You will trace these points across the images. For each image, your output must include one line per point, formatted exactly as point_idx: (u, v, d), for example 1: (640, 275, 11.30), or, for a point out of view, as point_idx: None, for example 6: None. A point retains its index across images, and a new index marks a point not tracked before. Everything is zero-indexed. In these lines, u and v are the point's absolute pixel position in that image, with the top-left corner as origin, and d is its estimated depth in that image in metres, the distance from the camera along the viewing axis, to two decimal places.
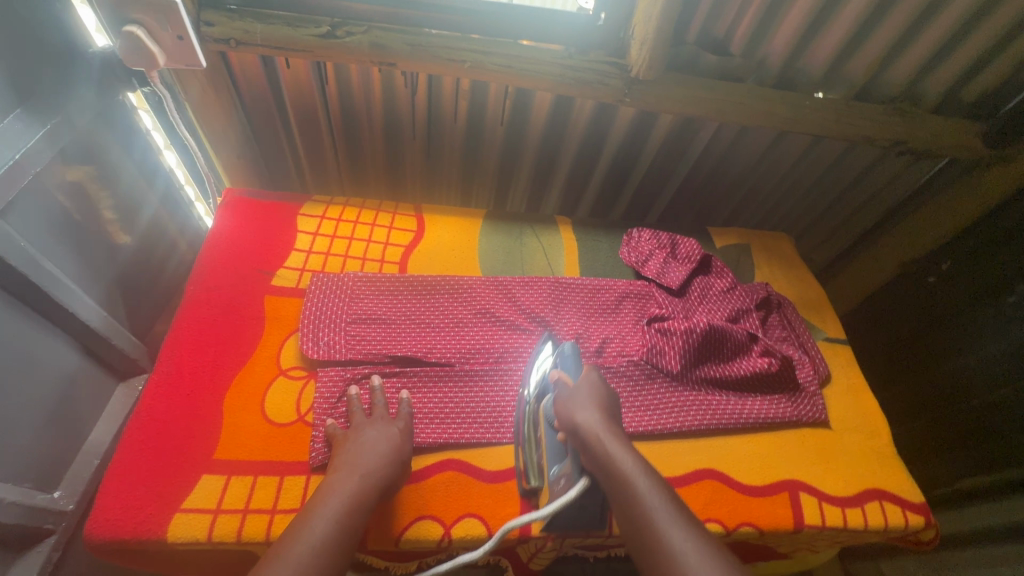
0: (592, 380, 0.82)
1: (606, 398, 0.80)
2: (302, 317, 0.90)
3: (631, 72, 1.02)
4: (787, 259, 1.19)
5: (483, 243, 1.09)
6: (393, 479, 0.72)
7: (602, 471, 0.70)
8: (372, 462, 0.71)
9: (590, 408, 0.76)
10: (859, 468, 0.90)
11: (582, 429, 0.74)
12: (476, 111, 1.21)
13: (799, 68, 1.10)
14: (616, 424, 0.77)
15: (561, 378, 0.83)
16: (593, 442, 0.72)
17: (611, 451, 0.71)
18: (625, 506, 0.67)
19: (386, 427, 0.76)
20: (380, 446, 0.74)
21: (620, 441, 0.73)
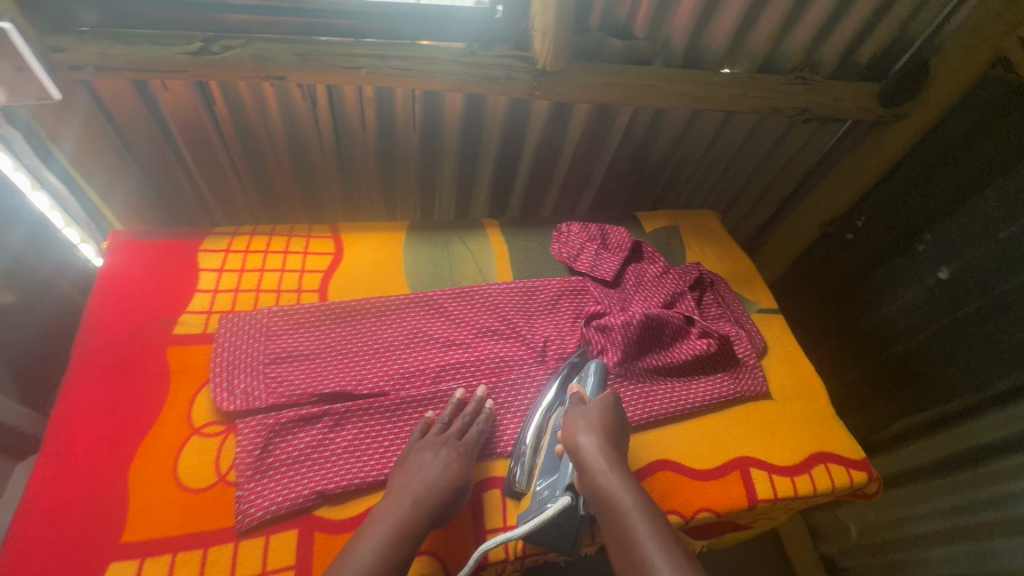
0: (606, 403, 0.80)
1: (613, 422, 0.78)
2: (211, 366, 0.82)
3: (538, 64, 0.99)
4: (715, 236, 1.21)
5: (409, 257, 1.03)
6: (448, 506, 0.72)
7: (594, 496, 0.69)
8: (419, 494, 0.71)
9: (592, 433, 0.74)
10: (803, 435, 0.93)
11: (580, 454, 0.73)
12: (386, 119, 1.15)
13: (703, 46, 1.11)
14: (618, 450, 0.75)
15: (579, 396, 0.83)
16: (590, 467, 0.71)
17: (607, 478, 0.69)
18: (615, 533, 0.65)
19: (434, 454, 0.75)
20: (426, 477, 0.72)
21: (620, 471, 0.71)
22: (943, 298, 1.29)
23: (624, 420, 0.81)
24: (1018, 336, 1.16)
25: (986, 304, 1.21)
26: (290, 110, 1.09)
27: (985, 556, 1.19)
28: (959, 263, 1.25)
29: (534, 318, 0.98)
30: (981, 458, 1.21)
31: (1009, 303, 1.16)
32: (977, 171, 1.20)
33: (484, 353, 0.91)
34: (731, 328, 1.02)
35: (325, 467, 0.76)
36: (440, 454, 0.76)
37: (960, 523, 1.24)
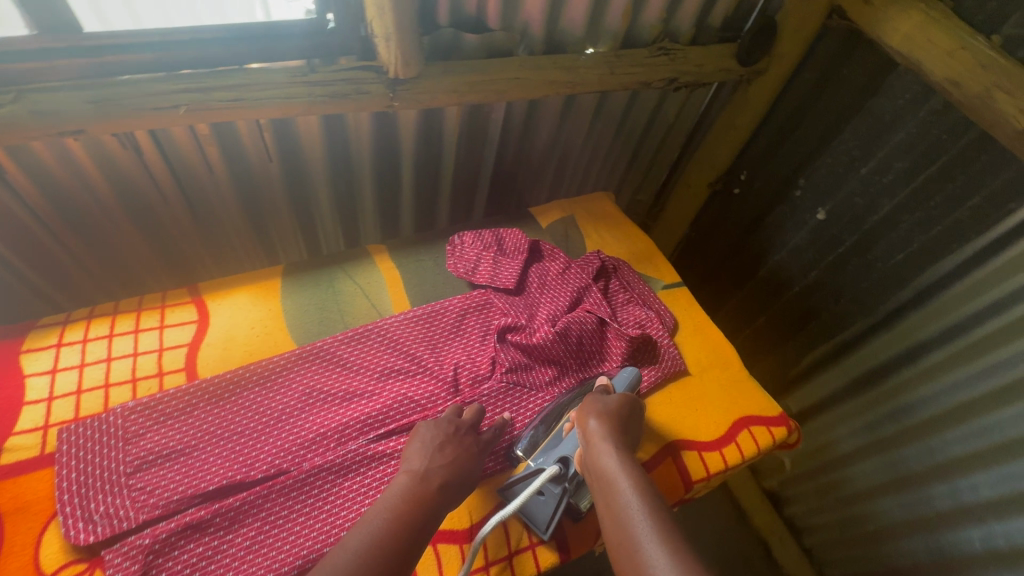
0: (626, 396, 0.85)
1: (624, 414, 0.81)
2: (56, 495, 0.68)
3: (389, 73, 0.90)
4: (611, 218, 1.20)
5: (288, 306, 0.92)
6: (459, 489, 0.73)
7: (595, 472, 0.74)
8: (441, 476, 0.71)
9: (601, 416, 0.79)
10: (724, 404, 0.95)
11: (587, 433, 0.78)
12: (235, 157, 1.01)
13: (561, 29, 1.07)
14: (626, 437, 0.78)
15: (604, 388, 0.88)
16: (594, 446, 0.76)
17: (608, 457, 0.73)
18: (608, 504, 0.69)
19: (452, 437, 0.76)
20: (448, 462, 0.73)
21: (623, 451, 0.75)
22: (825, 237, 1.38)
23: (638, 415, 0.84)
24: (892, 261, 1.25)
25: (861, 236, 1.30)
26: (111, 163, 0.92)
27: (897, 463, 1.30)
28: (832, 202, 1.33)
29: (440, 345, 0.91)
30: (880, 377, 1.32)
31: (880, 232, 1.25)
32: (833, 115, 1.27)
33: (392, 398, 0.83)
34: (642, 314, 1.02)
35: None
36: (459, 441, 0.77)
37: (873, 438, 1.35)
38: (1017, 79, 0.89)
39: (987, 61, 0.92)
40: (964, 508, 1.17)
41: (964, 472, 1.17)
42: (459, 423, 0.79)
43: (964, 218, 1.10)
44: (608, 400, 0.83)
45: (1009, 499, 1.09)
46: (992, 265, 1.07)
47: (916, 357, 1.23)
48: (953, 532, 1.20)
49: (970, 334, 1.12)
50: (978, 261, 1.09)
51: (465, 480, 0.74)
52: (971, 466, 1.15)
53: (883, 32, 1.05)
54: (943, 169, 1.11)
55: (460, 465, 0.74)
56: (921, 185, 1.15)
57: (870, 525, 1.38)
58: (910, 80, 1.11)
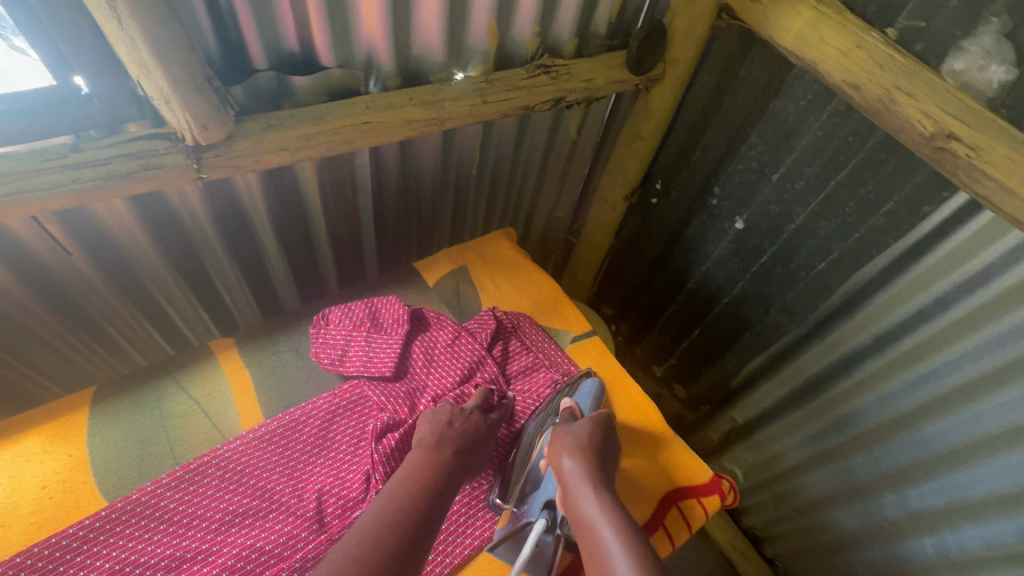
0: (598, 418, 0.79)
1: (600, 445, 0.75)
2: None
3: (187, 140, 0.71)
4: (509, 262, 1.05)
5: (97, 447, 0.72)
6: (472, 463, 0.74)
7: (574, 519, 0.67)
8: (455, 444, 0.73)
9: (577, 452, 0.73)
10: (648, 479, 0.83)
11: (563, 476, 0.71)
12: (18, 261, 0.80)
13: (416, 56, 0.91)
14: (605, 471, 0.72)
15: (571, 410, 0.82)
16: (572, 489, 0.69)
17: (587, 502, 0.67)
18: (592, 554, 0.62)
19: (457, 414, 0.77)
20: (460, 433, 0.74)
21: (602, 491, 0.68)
22: (746, 245, 1.29)
23: (616, 440, 0.78)
24: (815, 269, 1.17)
25: (782, 244, 1.21)
26: None
27: (846, 473, 1.23)
28: (749, 210, 1.24)
29: (300, 468, 0.74)
30: (817, 388, 1.25)
31: (800, 240, 1.17)
32: (738, 120, 1.17)
33: (234, 553, 0.66)
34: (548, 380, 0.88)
35: None
36: (467, 419, 0.77)
37: (818, 449, 1.28)
38: (917, 78, 0.80)
39: (884, 61, 0.83)
40: (914, 516, 1.10)
41: (911, 481, 1.10)
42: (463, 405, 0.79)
43: (880, 223, 1.02)
44: (582, 429, 0.77)
45: (957, 508, 1.02)
46: (915, 270, 0.99)
47: (850, 367, 1.16)
48: (907, 541, 1.14)
49: (900, 342, 1.05)
50: (900, 265, 1.02)
51: (478, 446, 0.75)
52: (916, 475, 1.08)
53: (774, 31, 0.95)
54: (854, 173, 1.02)
55: (472, 439, 0.75)
56: (834, 189, 1.07)
57: (827, 535, 1.32)
58: (809, 80, 1.01)
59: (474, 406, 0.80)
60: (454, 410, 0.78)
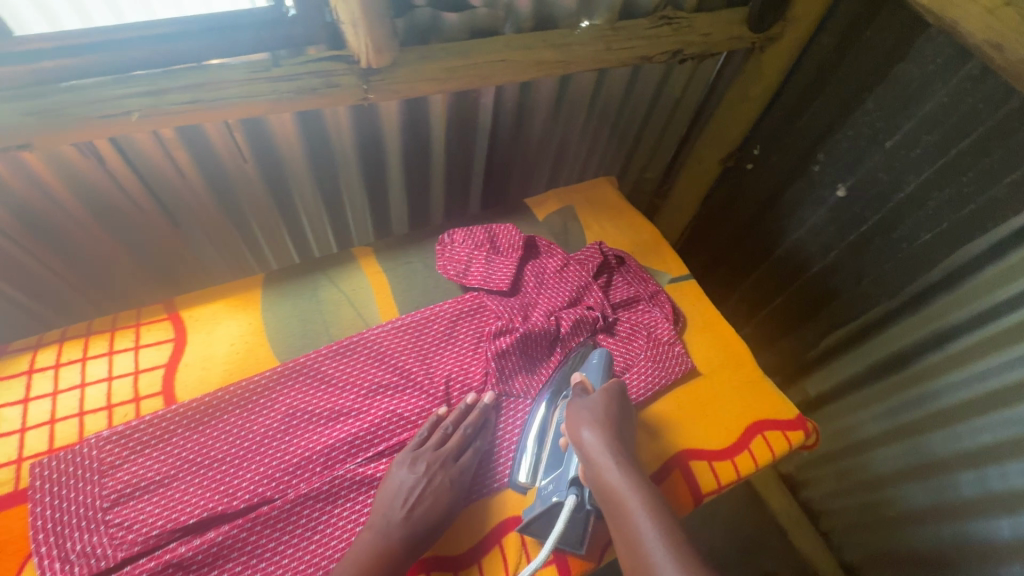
0: (611, 392, 0.78)
1: (618, 413, 0.76)
2: (36, 534, 0.65)
3: (361, 63, 0.82)
4: (613, 205, 1.12)
5: (270, 320, 0.87)
6: (439, 527, 0.71)
7: (602, 492, 0.68)
8: (415, 523, 0.69)
9: (595, 425, 0.73)
10: (736, 408, 0.88)
11: (585, 448, 0.72)
12: (206, 160, 0.95)
13: (551, 2, 0.96)
14: (625, 442, 0.73)
15: (582, 385, 0.80)
16: (594, 461, 0.70)
17: (611, 475, 0.68)
18: (620, 529, 0.64)
19: (423, 479, 0.72)
20: (422, 507, 0.71)
21: (624, 461, 0.69)
22: (845, 215, 1.28)
23: (628, 410, 0.78)
24: (918, 241, 1.16)
25: (885, 214, 1.20)
26: (75, 175, 0.86)
27: (922, 449, 1.23)
28: (854, 178, 1.23)
29: (430, 356, 0.86)
30: (903, 362, 1.24)
31: (907, 210, 1.16)
32: (856, 83, 1.15)
33: (380, 415, 0.79)
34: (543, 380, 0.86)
35: None
36: (432, 481, 0.73)
37: (894, 423, 1.28)
38: None
39: None
40: (993, 494, 1.10)
41: (993, 460, 1.09)
42: (432, 459, 0.74)
43: (1000, 195, 1.00)
44: (602, 402, 0.76)
45: None
46: None
47: (944, 342, 1.15)
48: (982, 520, 1.13)
49: (1003, 319, 1.03)
50: (1016, 240, 1.00)
51: (444, 512, 0.72)
52: (1001, 455, 1.08)
53: None
54: (978, 141, 1.00)
55: (434, 511, 0.71)
56: (953, 158, 1.05)
57: (892, 510, 1.33)
58: (943, 42, 0.99)
59: (438, 461, 0.74)
60: (423, 467, 0.73)
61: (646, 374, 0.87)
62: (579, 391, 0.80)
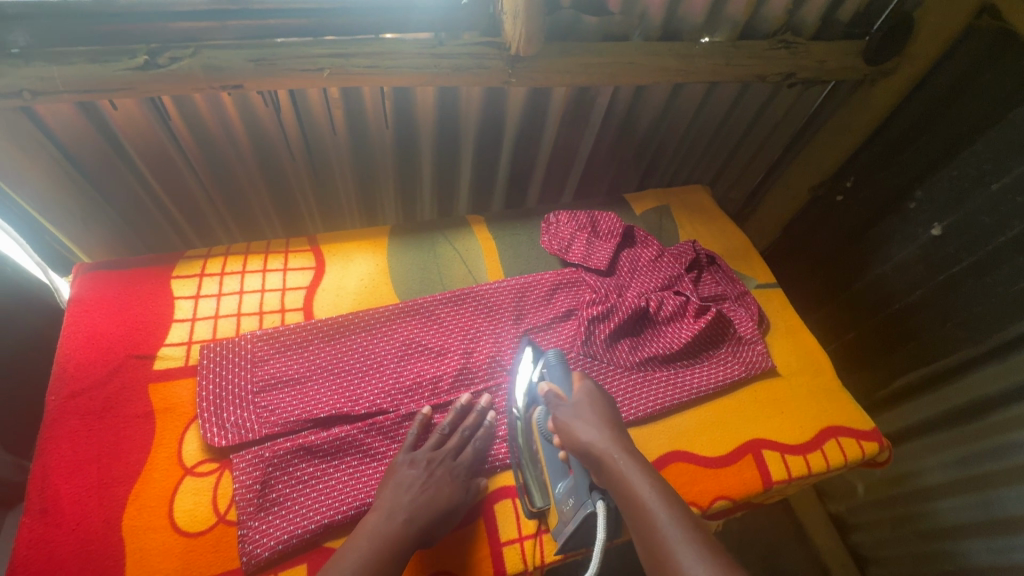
0: (587, 392, 0.79)
1: (607, 412, 0.77)
2: (199, 401, 0.78)
3: (511, 51, 0.94)
4: (707, 212, 1.19)
5: (394, 264, 0.98)
6: (438, 525, 0.71)
7: (615, 492, 0.68)
8: (410, 510, 0.69)
9: (594, 427, 0.74)
10: (813, 410, 0.91)
11: (591, 451, 0.72)
12: (357, 120, 1.08)
13: (680, 18, 1.05)
14: (625, 438, 0.74)
15: (556, 394, 0.79)
16: (606, 465, 0.70)
17: (624, 476, 0.68)
18: (639, 531, 0.64)
19: (425, 470, 0.74)
20: (421, 493, 0.71)
21: (634, 459, 0.70)
22: (937, 255, 1.26)
23: (614, 407, 0.80)
24: (1015, 287, 1.13)
25: (981, 257, 1.18)
26: (253, 118, 1.01)
27: (991, 505, 1.17)
28: (952, 218, 1.22)
29: (529, 316, 0.95)
30: (980, 411, 1.20)
31: (1005, 255, 1.13)
32: (966, 123, 1.16)
33: (483, 359, 0.88)
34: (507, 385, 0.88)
35: (328, 495, 0.73)
36: (433, 473, 0.74)
37: (963, 473, 1.23)
38: None
39: None
40: None
41: None
42: (434, 456, 0.76)
43: None
44: (588, 406, 0.77)
45: None
46: None
47: None
48: None
49: None
50: None
51: (448, 509, 0.71)
52: None
53: None
54: None
55: (438, 500, 0.71)
56: None
57: (949, 567, 1.26)
58: None
59: (437, 458, 0.76)
60: (425, 462, 0.75)
61: (722, 368, 0.92)
62: (555, 400, 0.79)
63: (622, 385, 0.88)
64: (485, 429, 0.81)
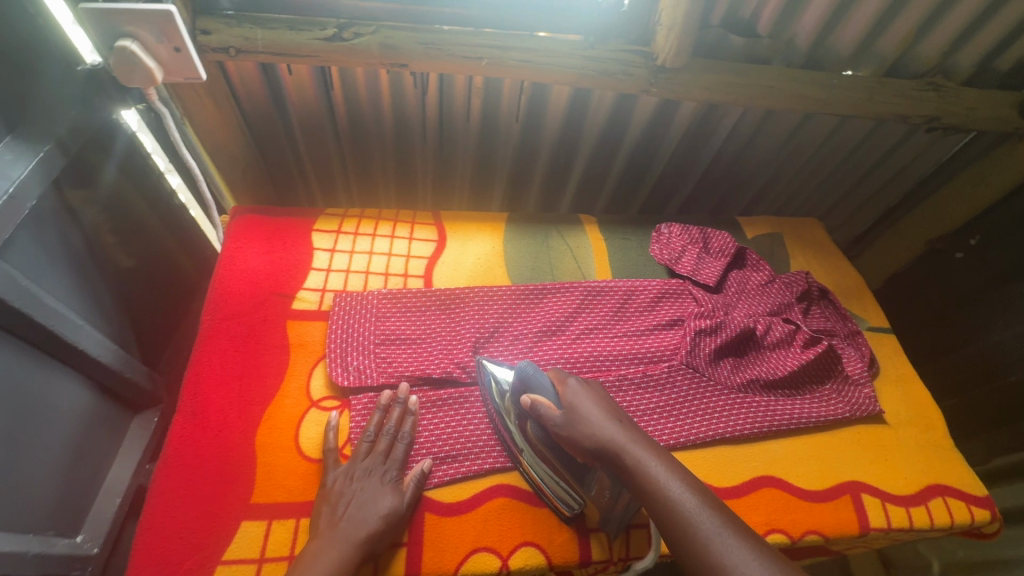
0: (573, 392, 0.75)
1: (608, 403, 0.75)
2: (328, 343, 0.85)
3: (657, 60, 0.97)
4: (821, 247, 1.16)
5: (510, 249, 1.03)
6: (385, 535, 0.68)
7: (632, 479, 0.67)
8: (350, 522, 0.67)
9: (600, 418, 0.72)
10: (919, 463, 0.87)
11: (601, 443, 0.70)
12: (490, 109, 1.14)
13: (827, 48, 1.04)
14: (632, 425, 0.73)
15: (540, 407, 0.75)
16: (619, 453, 0.68)
17: (640, 462, 0.67)
18: (661, 515, 0.63)
19: (360, 481, 0.71)
20: (354, 506, 0.68)
21: (646, 444, 0.69)
22: None
23: (611, 398, 0.77)
24: None
25: None
26: (400, 96, 1.09)
27: None
28: None
29: (631, 318, 0.96)
30: None
31: None
32: None
33: (584, 351, 0.90)
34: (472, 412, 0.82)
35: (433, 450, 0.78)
36: (369, 482, 0.71)
37: None
38: None
39: None
40: None
41: None
42: (373, 466, 0.73)
43: None
44: (584, 403, 0.74)
45: None
46: None
47: None
48: None
49: None
50: None
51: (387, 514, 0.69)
52: None
53: None
54: None
55: (370, 507, 0.68)
56: None
57: None
58: None
59: (362, 469, 0.73)
60: (357, 475, 0.72)
61: (825, 404, 0.90)
62: (546, 411, 0.75)
63: (720, 401, 0.88)
64: (411, 424, 0.78)
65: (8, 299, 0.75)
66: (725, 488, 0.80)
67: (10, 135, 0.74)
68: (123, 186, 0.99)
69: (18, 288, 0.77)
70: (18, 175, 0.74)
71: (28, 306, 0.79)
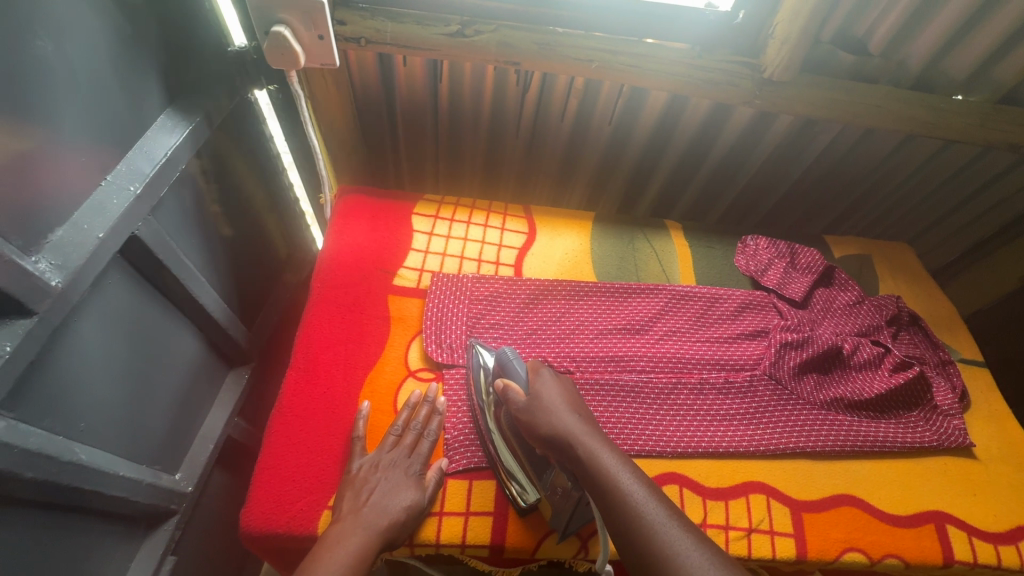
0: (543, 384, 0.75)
1: (576, 400, 0.76)
2: (425, 319, 0.90)
3: (764, 73, 0.98)
4: (912, 272, 1.13)
5: (596, 247, 1.06)
6: (405, 526, 0.70)
7: (583, 471, 0.67)
8: (375, 508, 0.68)
9: (561, 412, 0.72)
10: (1011, 503, 0.85)
11: (557, 434, 0.70)
12: (585, 110, 1.17)
13: (941, 70, 1.02)
14: (592, 421, 0.73)
15: (509, 392, 0.76)
16: (575, 444, 0.68)
17: (593, 456, 0.67)
18: (609, 505, 0.63)
19: (383, 470, 0.73)
20: (377, 493, 0.70)
21: (602, 440, 0.69)
22: None
23: (579, 395, 0.78)
24: None
25: None
26: (501, 92, 1.14)
27: None
28: None
29: (714, 325, 0.97)
30: None
31: None
32: None
33: (666, 351, 0.92)
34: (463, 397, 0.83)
35: None
36: (392, 472, 0.73)
37: None
38: None
39: None
40: None
41: None
42: (398, 459, 0.75)
43: None
44: (551, 394, 0.74)
45: None
46: None
47: None
48: None
49: None
50: None
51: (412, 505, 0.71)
52: None
53: None
54: None
55: (393, 498, 0.70)
56: None
57: None
58: None
59: (384, 460, 0.74)
60: (381, 464, 0.74)
61: (908, 432, 0.88)
62: (514, 397, 0.76)
63: (801, 416, 0.87)
64: (439, 421, 0.80)
65: (156, 252, 0.85)
66: (804, 500, 0.80)
67: (170, 107, 0.83)
68: (242, 158, 1.07)
69: (163, 244, 0.86)
70: (170, 143, 0.81)
71: (169, 261, 0.89)
